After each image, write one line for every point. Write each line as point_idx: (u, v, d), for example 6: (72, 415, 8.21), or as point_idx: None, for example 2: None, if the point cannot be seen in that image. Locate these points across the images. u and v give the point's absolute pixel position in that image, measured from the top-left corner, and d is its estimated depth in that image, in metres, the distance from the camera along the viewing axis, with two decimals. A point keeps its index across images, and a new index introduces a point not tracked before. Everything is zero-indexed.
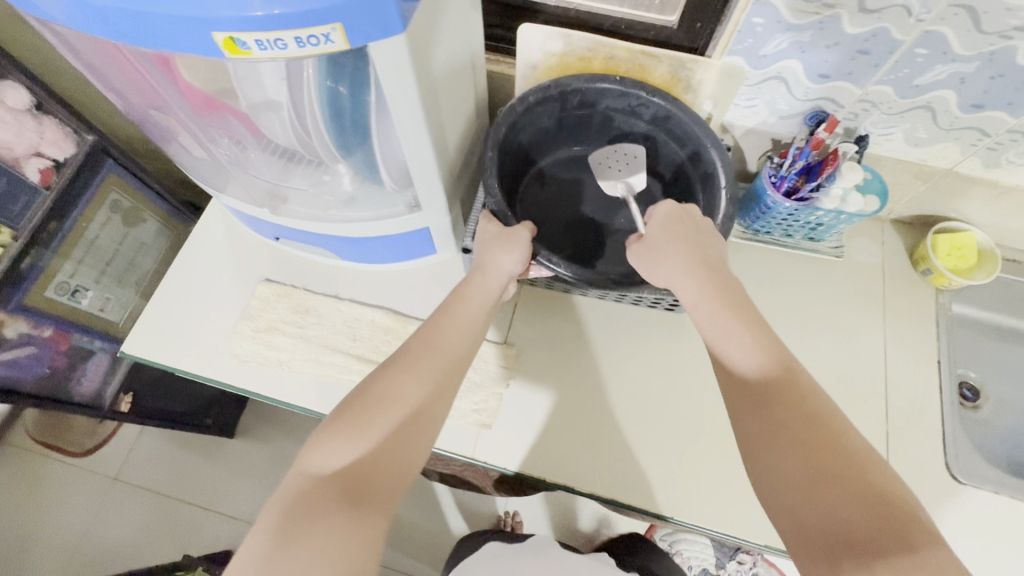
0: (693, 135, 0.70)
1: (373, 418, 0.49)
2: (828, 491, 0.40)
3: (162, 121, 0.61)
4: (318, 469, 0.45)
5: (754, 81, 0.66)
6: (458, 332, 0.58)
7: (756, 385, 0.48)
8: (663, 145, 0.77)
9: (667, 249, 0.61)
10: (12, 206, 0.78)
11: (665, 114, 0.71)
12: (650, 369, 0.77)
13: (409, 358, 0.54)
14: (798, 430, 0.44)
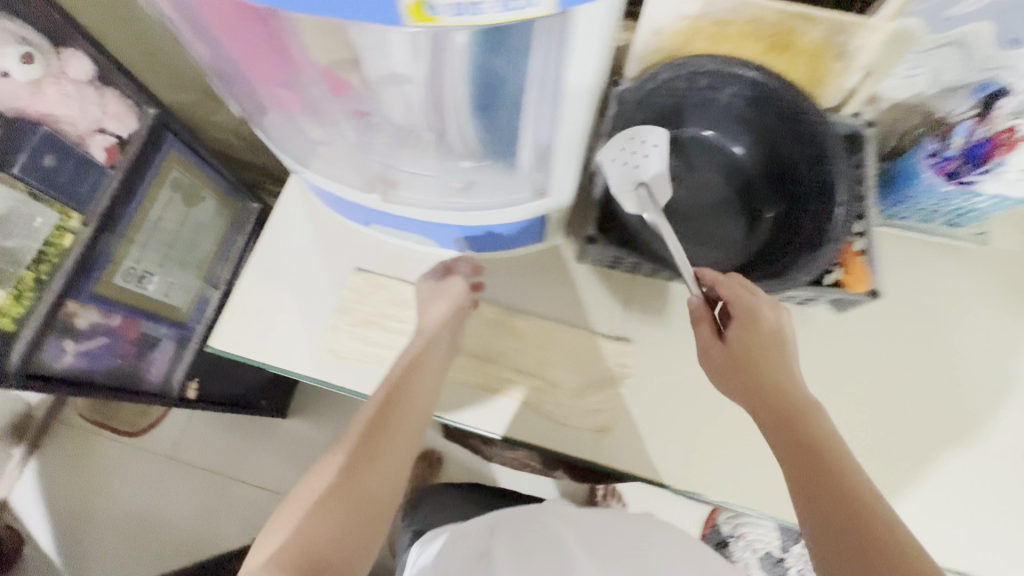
0: (820, 136, 0.64)
1: (337, 498, 0.51)
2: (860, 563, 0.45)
3: (270, 93, 0.55)
4: (298, 538, 0.48)
5: (928, 47, 0.58)
6: (421, 384, 0.59)
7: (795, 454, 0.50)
8: (778, 148, 0.70)
9: (731, 340, 0.55)
10: (79, 189, 0.72)
11: (791, 109, 0.65)
12: None
13: (356, 418, 0.56)
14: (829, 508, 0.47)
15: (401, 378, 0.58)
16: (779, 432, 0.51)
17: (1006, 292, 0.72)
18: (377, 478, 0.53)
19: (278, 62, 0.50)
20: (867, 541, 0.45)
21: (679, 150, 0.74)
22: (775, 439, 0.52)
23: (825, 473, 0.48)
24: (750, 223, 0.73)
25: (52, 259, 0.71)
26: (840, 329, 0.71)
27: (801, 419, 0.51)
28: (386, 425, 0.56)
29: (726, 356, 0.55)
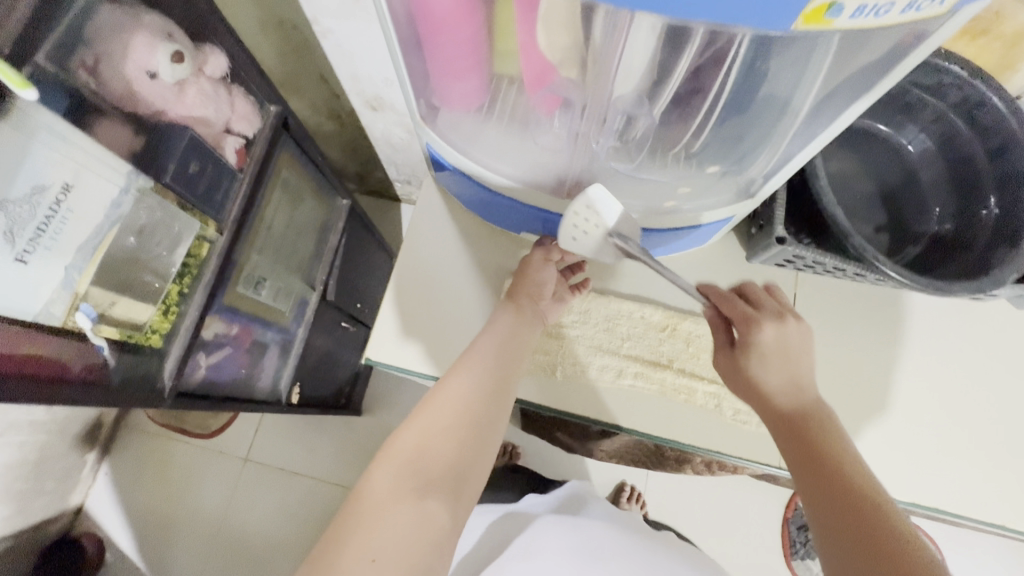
0: (1009, 128, 0.61)
1: (450, 441, 0.53)
2: None
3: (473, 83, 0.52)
4: (407, 475, 0.50)
5: None
6: (516, 354, 0.61)
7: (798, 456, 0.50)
8: (960, 140, 0.67)
9: (739, 354, 0.57)
10: (216, 196, 0.68)
11: (979, 100, 0.62)
12: (947, 360, 0.71)
13: (466, 390, 0.56)
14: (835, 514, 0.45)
15: (501, 359, 0.60)
16: (794, 444, 0.51)
17: None
18: (484, 420, 0.56)
19: (473, 43, 0.48)
20: (873, 535, 0.43)
21: (851, 143, 0.73)
22: (789, 454, 0.51)
23: (832, 481, 0.47)
24: (921, 220, 0.71)
25: (194, 271, 0.68)
26: (998, 321, 0.71)
27: (803, 433, 0.51)
28: (498, 394, 0.57)
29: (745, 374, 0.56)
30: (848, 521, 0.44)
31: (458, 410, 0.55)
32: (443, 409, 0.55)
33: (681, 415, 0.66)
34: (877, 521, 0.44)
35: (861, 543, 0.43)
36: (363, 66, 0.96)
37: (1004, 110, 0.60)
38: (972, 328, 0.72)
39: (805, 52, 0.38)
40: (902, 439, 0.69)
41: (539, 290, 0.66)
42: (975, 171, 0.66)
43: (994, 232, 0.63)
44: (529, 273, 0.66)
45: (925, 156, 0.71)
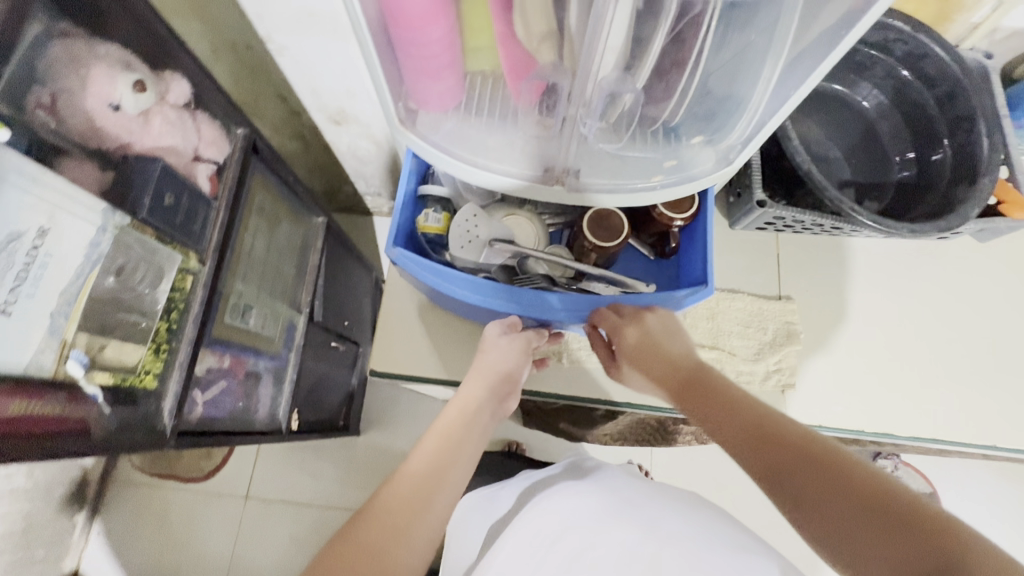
0: (952, 74, 0.65)
1: (399, 512, 0.54)
2: (876, 529, 0.38)
3: (448, 81, 0.53)
4: (356, 543, 0.51)
5: None
6: (474, 428, 0.64)
7: (736, 438, 0.48)
8: (908, 91, 0.71)
9: (630, 361, 0.61)
10: (194, 224, 0.66)
11: (922, 51, 0.66)
12: (918, 296, 0.75)
13: (422, 462, 0.59)
14: (796, 474, 0.42)
15: (453, 435, 0.62)
16: (693, 397, 0.54)
17: None
18: (442, 493, 0.57)
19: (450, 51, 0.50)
20: (789, 447, 0.44)
21: (810, 105, 0.76)
22: (703, 416, 0.52)
23: (739, 422, 0.48)
24: (884, 169, 0.75)
25: (180, 305, 0.65)
26: (959, 256, 0.76)
27: (709, 391, 0.53)
28: (454, 463, 0.59)
29: (642, 355, 0.60)
30: (765, 447, 0.45)
31: (411, 475, 0.57)
32: (400, 481, 0.57)
33: None
34: (789, 438, 0.45)
35: (789, 462, 0.43)
36: (324, 81, 0.94)
37: (943, 59, 0.65)
38: (943, 264, 0.76)
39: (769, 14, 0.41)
40: (896, 377, 0.72)
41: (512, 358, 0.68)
42: (928, 120, 0.71)
43: (953, 170, 0.67)
44: (501, 341, 0.68)
45: (877, 112, 0.75)
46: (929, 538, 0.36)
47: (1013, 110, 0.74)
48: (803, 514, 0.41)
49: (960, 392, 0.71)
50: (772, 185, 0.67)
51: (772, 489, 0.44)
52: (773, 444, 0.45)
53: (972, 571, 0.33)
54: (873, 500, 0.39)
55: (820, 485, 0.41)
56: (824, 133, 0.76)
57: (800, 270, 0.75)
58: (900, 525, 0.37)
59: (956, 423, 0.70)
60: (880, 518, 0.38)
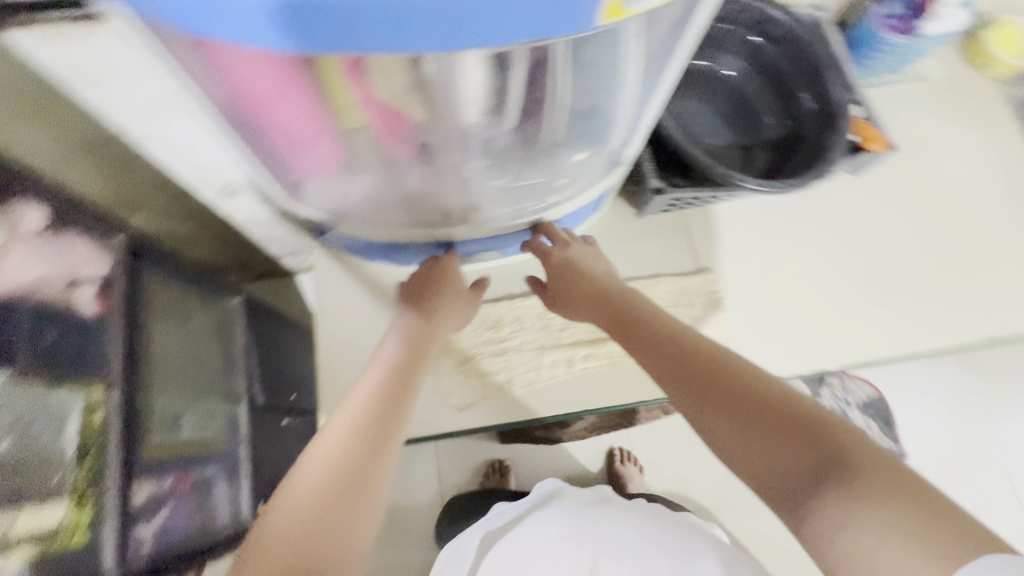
0: (792, 32, 0.72)
1: (331, 485, 0.48)
2: (773, 431, 0.42)
3: (321, 152, 0.51)
4: (282, 534, 0.44)
5: None
6: (406, 394, 0.58)
7: (664, 369, 0.51)
8: (760, 53, 0.77)
9: (556, 282, 0.65)
10: (87, 353, 0.60)
11: (762, 16, 0.73)
12: (816, 237, 0.81)
13: (347, 430, 0.53)
14: (711, 395, 0.46)
15: (413, 348, 0.62)
16: (625, 338, 0.57)
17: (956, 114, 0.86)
18: (377, 466, 0.51)
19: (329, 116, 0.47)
20: (711, 366, 0.48)
21: (679, 81, 0.80)
22: (635, 347, 0.55)
23: (667, 349, 0.52)
24: (758, 128, 0.80)
25: (95, 444, 0.60)
26: (841, 191, 0.83)
27: (635, 329, 0.56)
28: (391, 436, 0.54)
29: (578, 292, 0.63)
30: (687, 368, 0.49)
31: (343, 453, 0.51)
32: (327, 458, 0.50)
33: (632, 374, 0.72)
34: (707, 360, 0.49)
35: (703, 383, 0.47)
36: (203, 157, 0.89)
37: (782, 23, 0.72)
38: (835, 200, 0.82)
39: (618, 49, 0.42)
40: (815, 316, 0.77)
41: (421, 291, 0.66)
42: (783, 76, 0.77)
43: (813, 119, 0.74)
44: (409, 288, 0.67)
45: (736, 82, 0.81)
46: (818, 442, 0.40)
47: (853, 55, 0.82)
48: (711, 418, 0.45)
49: (870, 315, 0.77)
50: (665, 169, 0.69)
51: (687, 403, 0.47)
52: (697, 366, 0.49)
53: (864, 471, 0.37)
54: (775, 405, 0.43)
55: (731, 401, 0.45)
56: (698, 105, 0.80)
57: (708, 239, 0.79)
58: (789, 428, 0.41)
59: (872, 345, 0.76)
60: (779, 422, 0.42)
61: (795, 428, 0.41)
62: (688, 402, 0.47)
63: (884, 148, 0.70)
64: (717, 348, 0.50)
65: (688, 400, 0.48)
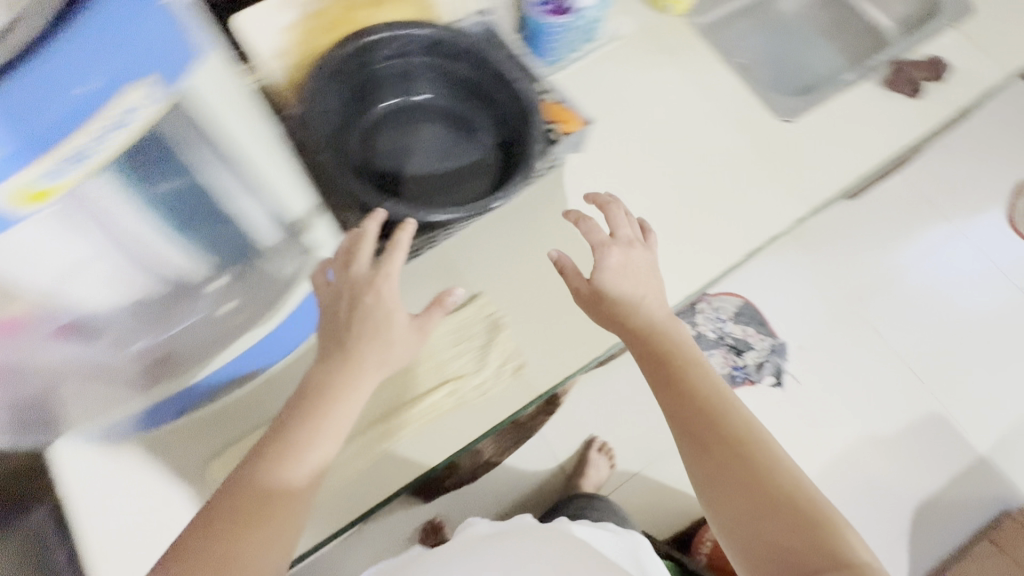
0: (467, 48, 0.75)
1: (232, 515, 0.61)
2: (788, 533, 0.64)
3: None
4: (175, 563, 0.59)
5: None
6: (306, 427, 0.65)
7: (687, 440, 0.71)
8: (453, 72, 0.79)
9: (595, 305, 0.75)
10: None
11: (432, 40, 0.74)
12: (565, 224, 0.84)
13: (228, 519, 0.61)
14: (741, 490, 0.67)
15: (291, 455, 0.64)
16: (654, 369, 0.74)
17: (659, 56, 0.91)
18: (276, 484, 0.63)
19: None
20: (725, 446, 0.69)
21: (392, 121, 0.81)
22: (662, 395, 0.74)
23: (693, 406, 0.71)
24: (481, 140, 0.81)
25: None
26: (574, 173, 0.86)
27: (660, 359, 0.74)
28: (305, 426, 0.65)
29: (608, 310, 0.74)
30: (705, 411, 0.71)
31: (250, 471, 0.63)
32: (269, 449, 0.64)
33: (430, 432, 0.77)
34: (720, 417, 0.71)
35: (721, 420, 0.71)
36: None
37: (450, 41, 0.75)
38: (579, 176, 0.85)
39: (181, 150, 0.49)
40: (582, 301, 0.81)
41: (355, 279, 0.67)
42: (479, 86, 0.79)
43: (509, 120, 0.77)
44: (336, 257, 0.69)
45: (435, 99, 0.82)
46: (788, 520, 0.65)
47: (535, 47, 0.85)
48: (715, 478, 0.69)
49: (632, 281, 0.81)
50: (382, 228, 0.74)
51: (719, 502, 0.69)
52: (715, 451, 0.69)
53: (801, 538, 0.64)
54: (755, 501, 0.67)
55: (750, 495, 0.67)
56: (418, 136, 0.81)
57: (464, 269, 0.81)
58: (772, 499, 0.66)
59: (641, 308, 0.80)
60: (762, 498, 0.66)
61: (787, 504, 0.66)
62: (692, 453, 0.71)
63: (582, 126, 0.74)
64: (727, 418, 0.71)
65: (695, 464, 0.71)
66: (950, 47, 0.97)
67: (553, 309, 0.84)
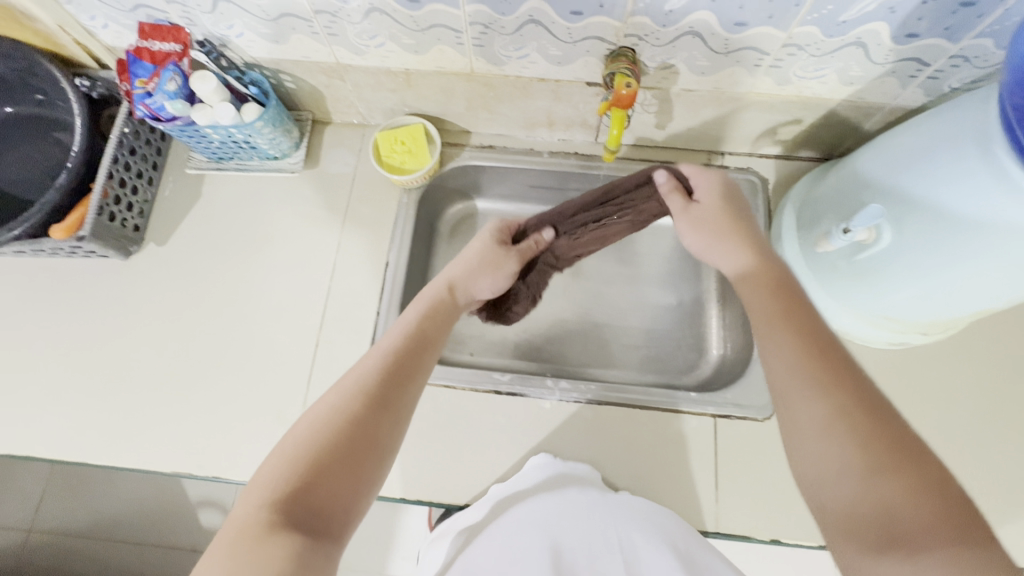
0: (56, 85, 0.69)
1: (343, 450, 0.42)
2: (912, 490, 0.36)
3: None
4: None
5: (76, 9, 0.63)
6: (437, 327, 0.57)
7: (787, 361, 0.46)
8: (48, 102, 0.72)
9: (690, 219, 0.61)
10: None
11: (29, 60, 0.67)
12: (89, 312, 0.72)
13: (312, 438, 0.42)
14: (861, 413, 0.40)
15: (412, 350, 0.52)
16: (768, 308, 0.50)
17: (331, 210, 0.77)
18: (375, 420, 0.45)
19: None
20: (861, 387, 0.43)
21: None
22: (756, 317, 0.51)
23: (798, 351, 0.46)
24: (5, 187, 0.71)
25: None
26: (146, 271, 0.74)
27: (761, 245, 0.57)
28: (397, 390, 0.48)
29: (706, 224, 0.59)
30: (809, 342, 0.46)
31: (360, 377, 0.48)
32: (345, 382, 0.48)
33: None
34: (825, 356, 0.45)
35: (811, 356, 0.45)
36: None
37: (44, 64, 0.67)
38: (147, 270, 0.74)
39: None
40: (20, 393, 0.69)
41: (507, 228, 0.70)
42: (68, 139, 0.73)
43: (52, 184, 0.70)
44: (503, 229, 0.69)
45: (10, 116, 0.73)
46: (905, 481, 0.36)
47: (193, 145, 0.72)
48: (813, 442, 0.41)
49: (76, 409, 0.68)
50: None
51: (812, 416, 0.42)
52: (825, 366, 0.44)
53: (934, 503, 0.35)
54: (855, 439, 0.39)
55: (884, 437, 0.39)
56: None
57: None
58: (876, 434, 0.39)
59: (52, 442, 0.67)
60: (873, 454, 0.38)
61: (898, 442, 0.38)
62: (824, 410, 0.41)
63: (105, 225, 0.68)
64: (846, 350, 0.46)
65: (818, 413, 0.41)
66: (675, 430, 0.68)
67: (55, 395, 0.69)
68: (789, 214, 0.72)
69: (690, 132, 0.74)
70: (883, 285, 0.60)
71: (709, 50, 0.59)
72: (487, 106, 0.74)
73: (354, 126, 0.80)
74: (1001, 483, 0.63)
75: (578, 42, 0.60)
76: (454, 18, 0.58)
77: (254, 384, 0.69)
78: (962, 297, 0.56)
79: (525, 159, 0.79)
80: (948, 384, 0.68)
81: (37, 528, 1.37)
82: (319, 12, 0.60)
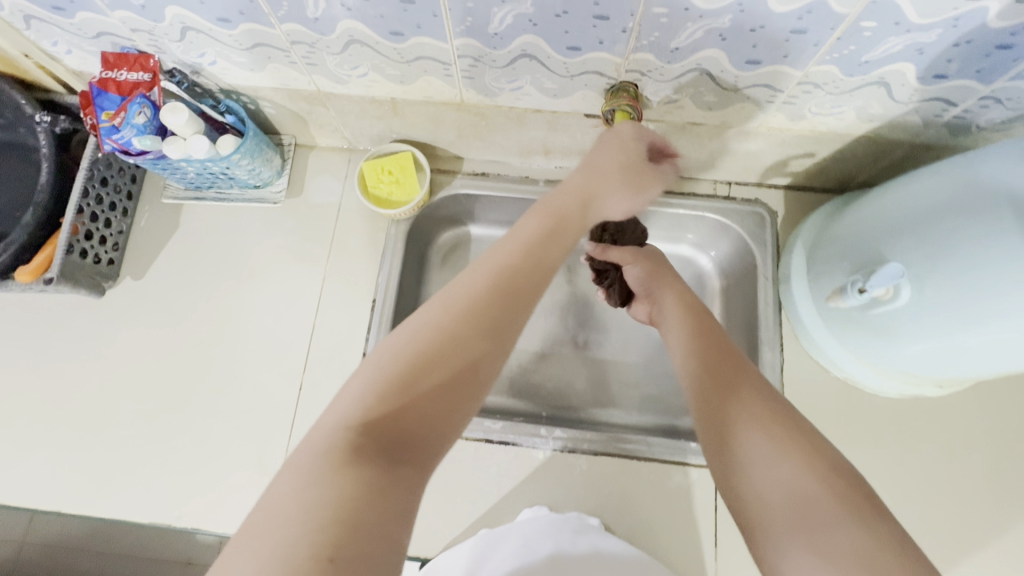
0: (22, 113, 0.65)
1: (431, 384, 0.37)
2: (809, 463, 0.40)
3: None
4: (296, 498, 0.30)
5: (37, 35, 0.59)
6: (548, 249, 0.47)
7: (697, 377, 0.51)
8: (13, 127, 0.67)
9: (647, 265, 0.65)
10: None
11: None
12: (62, 352, 0.69)
13: (405, 362, 0.38)
14: (762, 405, 0.45)
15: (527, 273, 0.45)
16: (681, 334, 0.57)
17: (316, 243, 0.73)
18: (472, 365, 0.39)
19: None
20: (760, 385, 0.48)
21: None
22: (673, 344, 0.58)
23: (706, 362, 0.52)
24: None
25: None
26: (122, 308, 0.71)
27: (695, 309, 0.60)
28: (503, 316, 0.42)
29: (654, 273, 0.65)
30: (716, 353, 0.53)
31: (454, 303, 0.42)
32: (450, 304, 0.41)
33: None
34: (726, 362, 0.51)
35: (717, 360, 0.51)
36: None
37: (8, 92, 0.64)
38: (122, 307, 0.71)
39: None
40: None
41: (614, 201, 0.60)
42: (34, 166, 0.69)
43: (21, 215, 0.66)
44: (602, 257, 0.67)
45: None
46: (800, 457, 0.40)
47: (170, 176, 0.68)
48: (724, 437, 0.45)
49: (50, 455, 0.66)
50: None
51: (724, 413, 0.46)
52: (727, 371, 0.50)
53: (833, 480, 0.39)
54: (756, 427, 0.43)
55: (780, 424, 0.43)
56: None
57: None
58: (774, 418, 0.44)
59: (25, 490, 0.64)
60: (771, 437, 0.42)
61: (792, 426, 0.43)
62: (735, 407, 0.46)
63: (76, 263, 0.65)
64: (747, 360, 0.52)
65: (728, 409, 0.46)
66: (674, 482, 0.65)
67: (28, 440, 0.66)
68: (799, 254, 0.68)
69: (696, 162, 0.70)
70: (899, 342, 0.56)
71: (717, 86, 0.54)
72: (479, 135, 0.69)
73: (338, 151, 0.76)
74: (1011, 545, 0.61)
75: (576, 76, 0.55)
76: (441, 51, 0.54)
77: (236, 430, 0.66)
78: (984, 360, 0.52)
79: (520, 187, 0.75)
80: (958, 436, 0.65)
81: (30, 540, 1.37)
82: (295, 43, 0.55)
